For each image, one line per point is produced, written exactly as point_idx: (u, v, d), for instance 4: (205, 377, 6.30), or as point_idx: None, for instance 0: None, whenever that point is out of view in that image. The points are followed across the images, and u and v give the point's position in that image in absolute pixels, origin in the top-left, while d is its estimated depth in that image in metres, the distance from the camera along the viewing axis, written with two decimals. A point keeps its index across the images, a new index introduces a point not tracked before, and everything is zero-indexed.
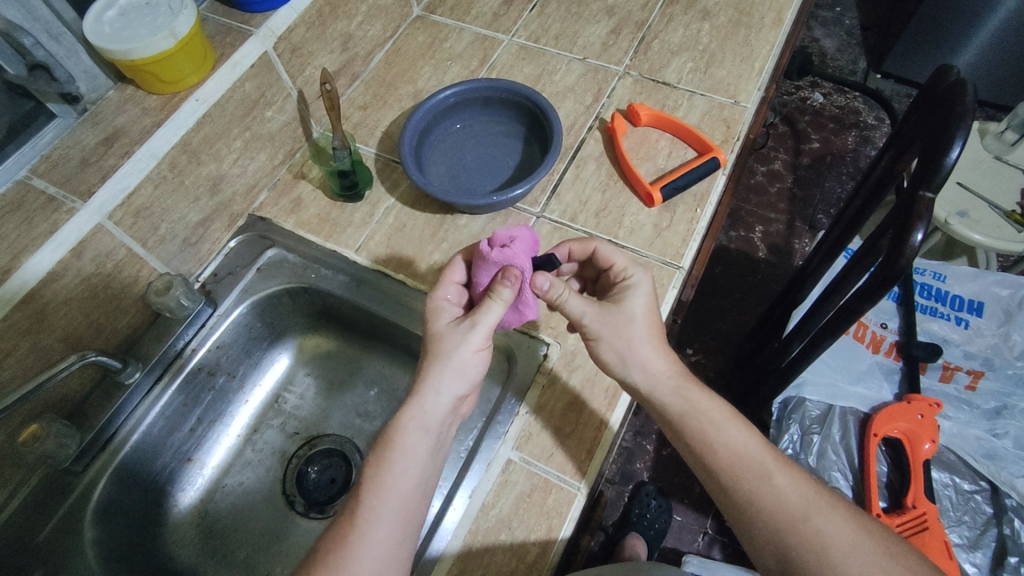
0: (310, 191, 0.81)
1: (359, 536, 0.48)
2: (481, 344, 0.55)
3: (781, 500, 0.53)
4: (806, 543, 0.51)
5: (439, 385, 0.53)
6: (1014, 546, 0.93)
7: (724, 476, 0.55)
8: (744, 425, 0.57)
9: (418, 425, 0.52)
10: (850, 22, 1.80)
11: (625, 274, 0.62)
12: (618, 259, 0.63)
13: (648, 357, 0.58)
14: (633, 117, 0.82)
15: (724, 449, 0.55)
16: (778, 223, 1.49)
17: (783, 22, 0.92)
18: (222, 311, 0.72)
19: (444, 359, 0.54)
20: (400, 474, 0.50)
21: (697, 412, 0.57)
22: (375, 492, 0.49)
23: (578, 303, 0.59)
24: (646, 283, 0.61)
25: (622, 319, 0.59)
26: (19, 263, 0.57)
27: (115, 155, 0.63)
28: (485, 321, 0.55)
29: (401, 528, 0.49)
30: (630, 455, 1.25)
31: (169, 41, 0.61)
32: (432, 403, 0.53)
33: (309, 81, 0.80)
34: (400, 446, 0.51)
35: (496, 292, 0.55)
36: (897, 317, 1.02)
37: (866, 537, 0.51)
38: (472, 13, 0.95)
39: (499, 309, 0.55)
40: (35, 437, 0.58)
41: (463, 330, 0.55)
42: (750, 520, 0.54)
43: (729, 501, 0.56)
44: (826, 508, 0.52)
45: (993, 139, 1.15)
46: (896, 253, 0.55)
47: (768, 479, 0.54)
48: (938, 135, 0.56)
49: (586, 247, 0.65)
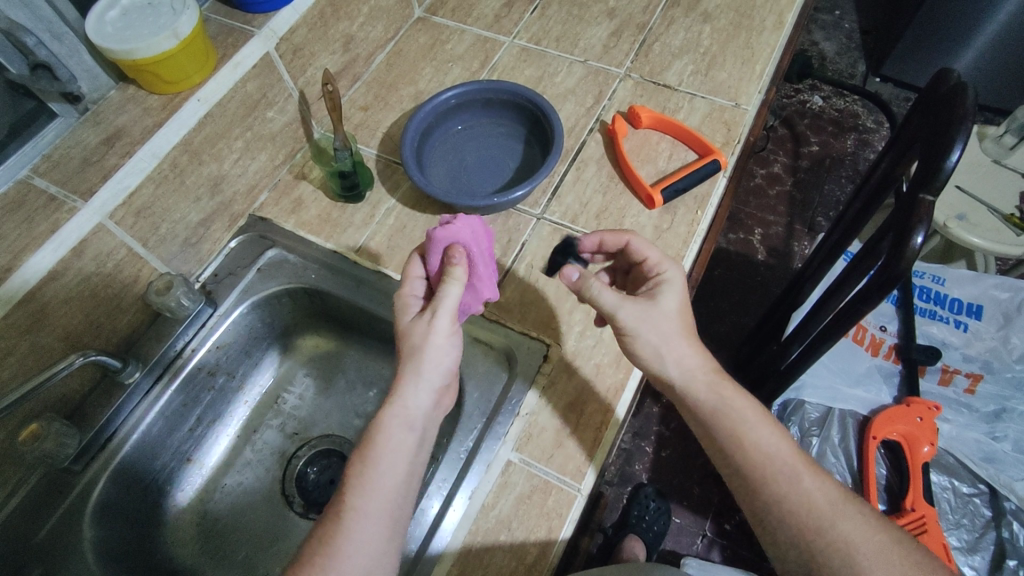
0: (311, 192, 0.81)
1: (345, 535, 0.47)
2: (450, 329, 0.55)
3: (811, 503, 0.53)
4: (836, 547, 0.51)
5: (416, 376, 0.54)
6: (1012, 549, 0.93)
7: (755, 479, 0.55)
8: (774, 427, 0.57)
9: (402, 422, 0.52)
10: (849, 26, 1.80)
11: (659, 269, 0.62)
12: (653, 254, 0.63)
13: (684, 349, 0.58)
14: (633, 119, 0.83)
15: (757, 451, 0.55)
16: (777, 226, 1.50)
17: (784, 25, 0.92)
18: (223, 311, 0.72)
19: (418, 352, 0.54)
20: (385, 472, 0.50)
21: (732, 412, 0.56)
22: (359, 491, 0.49)
23: (612, 297, 0.59)
24: (680, 278, 0.62)
25: (659, 310, 0.58)
26: (20, 262, 0.57)
27: (116, 154, 0.63)
28: (446, 304, 0.55)
29: (387, 528, 0.49)
30: (629, 457, 1.25)
31: (171, 41, 0.61)
32: (413, 398, 0.53)
33: (310, 82, 0.80)
34: (384, 443, 0.51)
35: (450, 273, 0.56)
36: (896, 320, 1.03)
37: (890, 541, 0.52)
38: (473, 14, 0.95)
39: (457, 289, 0.55)
40: (34, 437, 0.58)
41: (428, 319, 0.55)
42: (777, 523, 0.54)
43: (754, 502, 0.55)
44: (852, 513, 0.53)
45: (992, 143, 1.16)
46: (896, 256, 0.55)
47: (797, 483, 0.54)
48: (938, 138, 0.56)
49: (620, 239, 0.65)
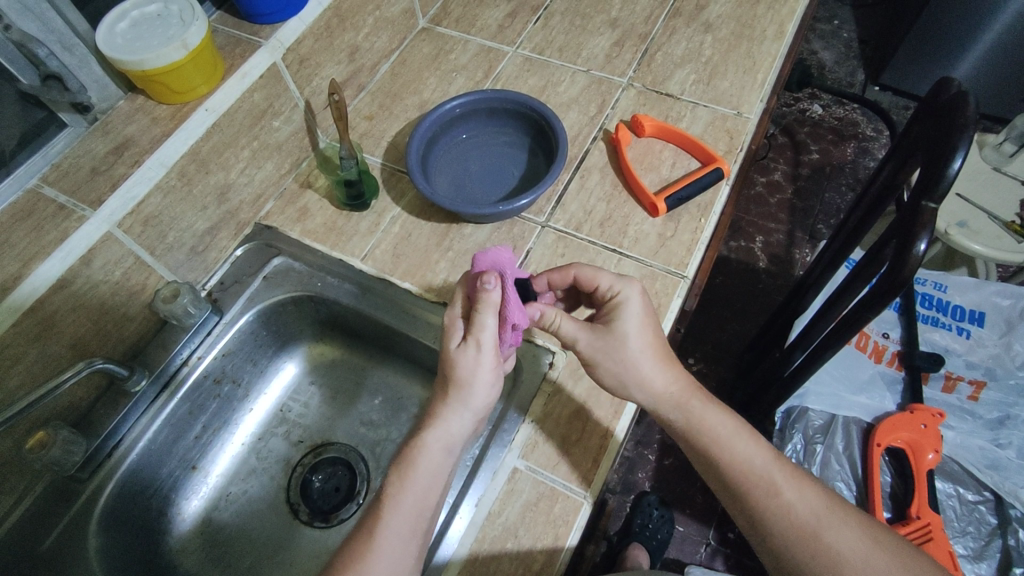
0: (316, 201, 0.81)
1: (376, 552, 0.48)
2: (492, 359, 0.54)
3: (793, 513, 0.53)
4: (819, 559, 0.51)
5: (462, 407, 0.54)
6: (1018, 557, 0.92)
7: (735, 490, 0.56)
8: (754, 438, 0.58)
9: (442, 445, 0.53)
10: (848, 35, 1.82)
11: (612, 292, 0.60)
12: (603, 278, 0.61)
13: (649, 372, 0.58)
14: (637, 128, 0.83)
15: (735, 462, 0.56)
16: (778, 233, 1.50)
17: (785, 35, 0.93)
18: (228, 320, 0.73)
19: (466, 385, 0.53)
20: (419, 493, 0.51)
21: (704, 427, 0.58)
22: (392, 508, 0.50)
23: (571, 326, 0.60)
24: (636, 296, 0.59)
25: (614, 340, 0.58)
26: (29, 271, 0.57)
27: (125, 164, 0.63)
28: (486, 336, 0.53)
29: (414, 544, 0.50)
30: (631, 465, 1.25)
31: (181, 51, 0.62)
32: (457, 423, 0.54)
33: (317, 92, 0.81)
34: (422, 464, 0.52)
35: (483, 301, 0.53)
36: (898, 327, 1.04)
37: (880, 552, 0.51)
38: (477, 24, 0.96)
39: (492, 318, 0.53)
40: (41, 445, 0.57)
41: (471, 349, 0.53)
42: (762, 534, 0.55)
43: (739, 510, 0.57)
44: (838, 522, 0.53)
45: (992, 150, 1.17)
46: (900, 262, 0.56)
47: (778, 495, 0.54)
48: (939, 147, 0.57)
49: (567, 275, 0.64)
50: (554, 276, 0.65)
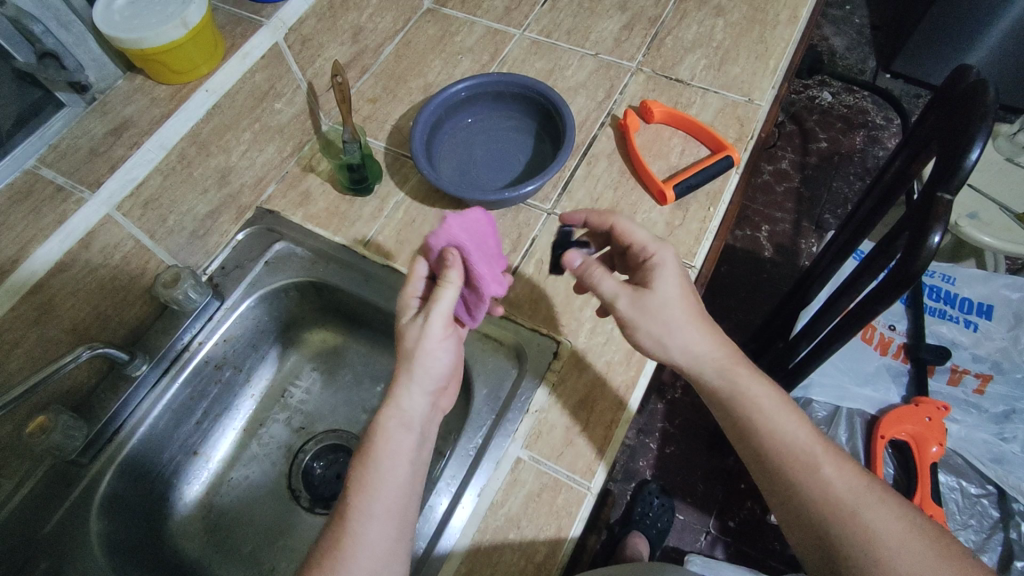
0: (319, 185, 0.80)
1: (352, 537, 0.47)
2: (442, 332, 0.55)
3: (830, 490, 0.52)
4: (852, 535, 0.50)
5: (413, 383, 0.54)
6: (1020, 550, 0.93)
7: (771, 465, 0.55)
8: (797, 414, 0.56)
9: (399, 423, 0.53)
10: (860, 21, 1.79)
11: (648, 253, 0.61)
12: (638, 236, 0.61)
13: (687, 338, 0.57)
14: (645, 114, 0.82)
15: (777, 437, 0.55)
16: (785, 222, 1.49)
17: (799, 19, 0.91)
18: (230, 305, 0.72)
19: (413, 358, 0.55)
20: (390, 473, 0.50)
21: (747, 399, 0.56)
22: (366, 490, 0.49)
23: (611, 284, 0.59)
24: (671, 258, 0.60)
25: (654, 298, 0.57)
26: (27, 254, 0.56)
27: (124, 145, 0.62)
28: (441, 308, 0.55)
29: (394, 526, 0.48)
30: (632, 453, 1.25)
31: (180, 30, 0.60)
32: (409, 400, 0.54)
33: (319, 73, 0.80)
34: (386, 446, 0.51)
35: (446, 277, 0.54)
36: (905, 319, 1.03)
37: (915, 534, 0.50)
38: (483, 6, 0.94)
39: (452, 292, 0.54)
40: (42, 429, 0.58)
41: (422, 322, 0.55)
42: (794, 508, 0.53)
43: (774, 486, 0.55)
44: (873, 502, 0.51)
45: (1005, 141, 1.14)
46: (913, 254, 0.54)
47: (817, 471, 0.53)
48: (956, 138, 0.55)
49: (603, 221, 0.65)
50: (592, 219, 0.65)
